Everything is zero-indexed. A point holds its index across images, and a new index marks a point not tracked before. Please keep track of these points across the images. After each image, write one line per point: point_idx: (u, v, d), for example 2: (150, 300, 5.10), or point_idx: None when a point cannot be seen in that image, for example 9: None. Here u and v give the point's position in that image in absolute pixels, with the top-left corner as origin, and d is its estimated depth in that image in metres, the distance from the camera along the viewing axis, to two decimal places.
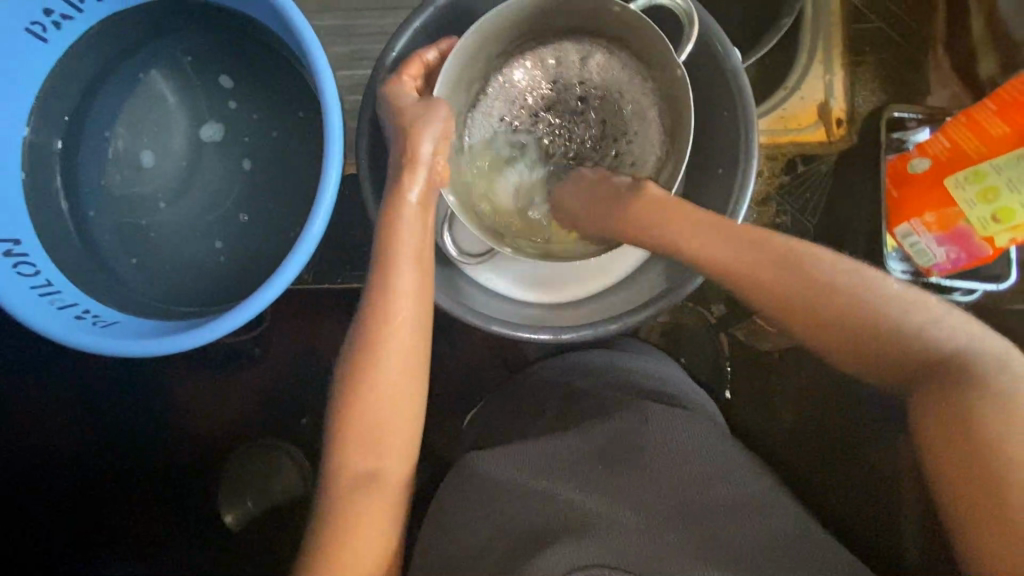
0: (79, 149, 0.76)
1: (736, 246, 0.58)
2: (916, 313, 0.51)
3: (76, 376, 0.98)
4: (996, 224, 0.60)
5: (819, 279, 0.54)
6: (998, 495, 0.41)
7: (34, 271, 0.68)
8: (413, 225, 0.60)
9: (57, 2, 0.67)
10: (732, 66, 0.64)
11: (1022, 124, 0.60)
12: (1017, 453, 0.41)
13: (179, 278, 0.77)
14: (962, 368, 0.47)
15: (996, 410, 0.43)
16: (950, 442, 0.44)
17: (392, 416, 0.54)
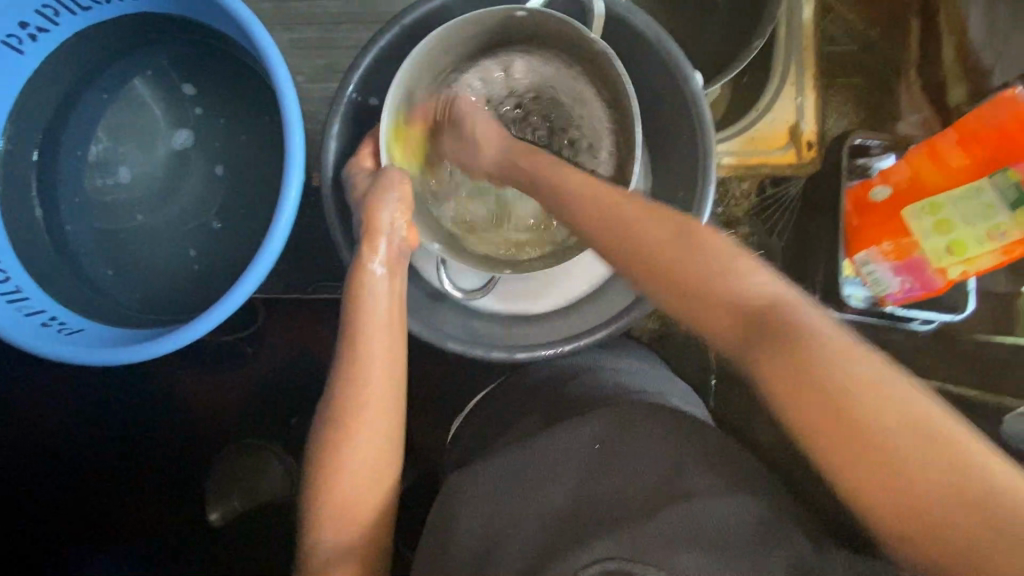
0: (55, 158, 0.77)
1: (613, 219, 0.50)
2: (782, 299, 0.42)
3: (55, 378, 0.99)
4: (950, 257, 0.59)
5: (701, 268, 0.44)
6: (916, 516, 0.36)
7: (4, 278, 0.69)
8: (381, 296, 0.59)
9: (34, 15, 0.69)
10: (693, 91, 0.65)
11: (981, 154, 0.61)
12: (934, 473, 0.36)
13: (151, 286, 0.79)
14: (817, 366, 0.39)
15: (905, 425, 0.37)
16: (849, 464, 0.38)
17: (364, 481, 0.56)
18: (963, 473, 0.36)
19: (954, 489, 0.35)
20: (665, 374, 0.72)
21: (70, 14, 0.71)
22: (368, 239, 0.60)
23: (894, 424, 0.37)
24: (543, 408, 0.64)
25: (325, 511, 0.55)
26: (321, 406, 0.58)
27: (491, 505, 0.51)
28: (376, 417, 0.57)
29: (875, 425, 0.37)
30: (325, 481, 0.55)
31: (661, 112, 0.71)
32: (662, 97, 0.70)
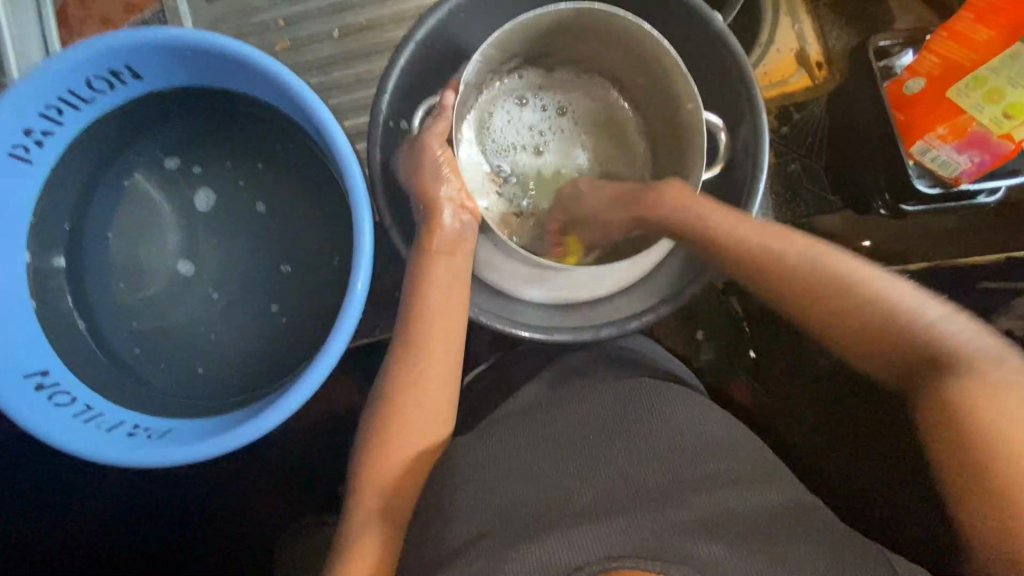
0: (82, 263, 0.73)
1: (721, 237, 0.63)
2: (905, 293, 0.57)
3: (103, 504, 0.90)
4: (1010, 121, 0.62)
5: (839, 270, 0.59)
6: (971, 470, 0.49)
7: (70, 398, 0.65)
8: (436, 283, 0.64)
9: (37, 120, 0.64)
10: (718, 29, 0.66)
11: (1007, 24, 0.61)
12: (1003, 447, 0.48)
13: (215, 369, 0.74)
14: (935, 349, 0.54)
15: (1018, 402, 0.49)
16: (938, 425, 0.52)
17: (412, 440, 0.61)
18: (1006, 452, 0.48)
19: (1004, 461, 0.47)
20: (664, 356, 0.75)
21: (72, 110, 0.66)
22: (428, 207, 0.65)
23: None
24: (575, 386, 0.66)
25: (374, 472, 0.60)
26: (377, 384, 0.64)
27: (535, 459, 0.56)
28: (432, 380, 0.63)
29: (1016, 465, 0.47)
30: (381, 442, 0.61)
31: (686, 67, 0.74)
32: (688, 48, 0.72)
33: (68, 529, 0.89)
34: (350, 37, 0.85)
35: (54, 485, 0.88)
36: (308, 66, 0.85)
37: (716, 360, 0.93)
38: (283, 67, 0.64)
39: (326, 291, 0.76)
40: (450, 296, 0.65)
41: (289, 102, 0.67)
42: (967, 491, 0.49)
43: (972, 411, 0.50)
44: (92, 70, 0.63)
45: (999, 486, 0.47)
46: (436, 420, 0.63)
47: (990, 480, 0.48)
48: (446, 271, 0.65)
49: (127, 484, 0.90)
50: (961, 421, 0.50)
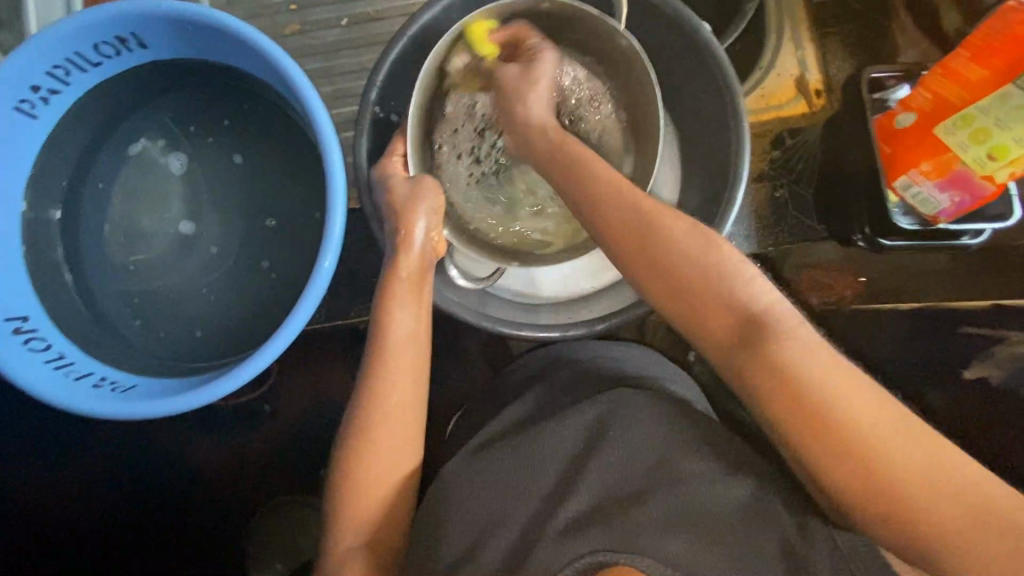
0: (77, 219, 0.76)
1: (622, 198, 0.58)
2: (745, 280, 0.51)
3: (79, 456, 0.92)
4: (993, 162, 0.60)
5: (689, 257, 0.53)
6: (876, 494, 0.44)
7: (46, 345, 0.67)
8: (402, 292, 0.63)
9: (44, 78, 0.67)
10: (704, 38, 0.67)
11: (1001, 65, 0.57)
12: (892, 441, 0.44)
13: (199, 334, 0.77)
14: (783, 343, 0.48)
15: (859, 405, 0.45)
16: (833, 453, 0.45)
17: (386, 469, 0.61)
18: (887, 457, 0.43)
19: (882, 456, 0.44)
20: (656, 360, 0.73)
21: (79, 71, 0.69)
22: (399, 241, 0.63)
23: (937, 499, 0.42)
24: (553, 389, 0.66)
25: (363, 478, 0.60)
26: (354, 395, 0.63)
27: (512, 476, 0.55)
28: (403, 403, 0.62)
29: (833, 416, 0.45)
30: (360, 444, 0.61)
31: (680, 79, 0.74)
32: (680, 62, 0.73)
33: (42, 478, 0.91)
34: (358, 26, 0.88)
35: (35, 432, 0.91)
36: (314, 50, 0.87)
37: (708, 379, 0.93)
38: (278, 47, 0.66)
39: (308, 269, 0.78)
40: (417, 304, 0.64)
41: (284, 82, 0.69)
42: (842, 478, 0.45)
43: (817, 369, 0.46)
44: (100, 35, 0.66)
45: (852, 448, 0.44)
46: (410, 443, 0.63)
47: (885, 484, 0.43)
48: (413, 294, 0.64)
49: (106, 441, 0.92)
50: (799, 391, 0.46)
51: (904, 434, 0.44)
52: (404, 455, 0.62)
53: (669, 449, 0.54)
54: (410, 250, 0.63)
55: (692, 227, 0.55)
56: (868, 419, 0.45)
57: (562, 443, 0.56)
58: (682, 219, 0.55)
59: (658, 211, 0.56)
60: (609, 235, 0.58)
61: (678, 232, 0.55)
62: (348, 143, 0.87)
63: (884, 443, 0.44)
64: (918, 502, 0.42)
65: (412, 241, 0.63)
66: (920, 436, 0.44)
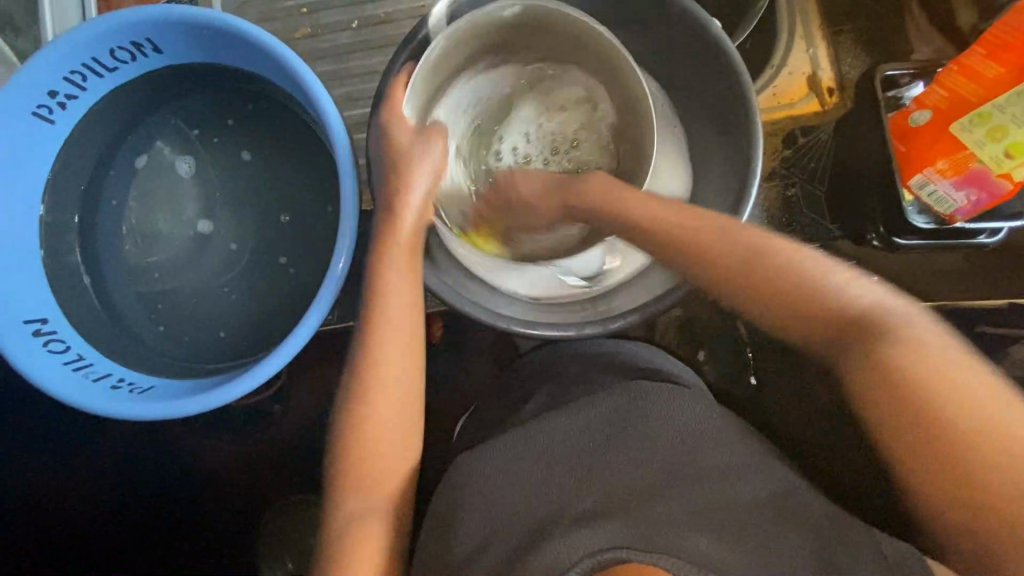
0: (94, 222, 0.77)
1: (681, 212, 0.61)
2: (828, 281, 0.54)
3: (95, 456, 0.93)
4: (1011, 160, 0.60)
5: (764, 264, 0.56)
6: (960, 480, 0.47)
7: (65, 347, 0.68)
8: (395, 283, 0.64)
9: (62, 83, 0.68)
10: (716, 36, 0.67)
11: (1016, 62, 0.57)
12: (981, 429, 0.46)
13: (222, 334, 0.77)
14: (876, 339, 0.51)
15: (942, 396, 0.48)
16: (916, 444, 0.48)
17: (384, 439, 0.62)
18: (991, 444, 0.46)
19: (971, 444, 0.46)
20: (668, 358, 0.73)
21: (96, 76, 0.70)
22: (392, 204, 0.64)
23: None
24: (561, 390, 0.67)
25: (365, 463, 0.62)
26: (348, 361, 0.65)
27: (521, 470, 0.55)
28: (400, 370, 0.63)
29: (978, 408, 0.47)
30: (357, 433, 0.62)
31: (692, 78, 0.73)
32: (691, 60, 0.72)
33: (59, 477, 0.92)
34: (368, 29, 0.88)
35: (52, 432, 0.92)
36: (324, 53, 0.88)
37: (719, 378, 0.92)
38: (290, 50, 0.67)
39: (320, 270, 0.78)
40: (409, 294, 0.65)
41: (296, 85, 0.70)
42: (933, 467, 0.48)
43: (933, 363, 0.49)
44: (116, 40, 0.67)
45: (946, 437, 0.47)
46: (408, 408, 0.64)
47: (980, 469, 0.46)
48: (409, 257, 0.65)
49: (123, 440, 0.94)
50: (894, 386, 0.49)
51: (993, 418, 0.46)
52: (404, 441, 0.64)
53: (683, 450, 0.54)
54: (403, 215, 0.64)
55: (764, 235, 0.58)
56: (977, 413, 0.47)
57: (573, 441, 0.56)
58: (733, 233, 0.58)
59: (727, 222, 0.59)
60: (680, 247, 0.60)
61: (764, 236, 0.58)
62: (358, 145, 0.88)
63: (969, 438, 0.46)
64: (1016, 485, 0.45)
65: (407, 207, 0.65)
66: (1010, 420, 0.46)
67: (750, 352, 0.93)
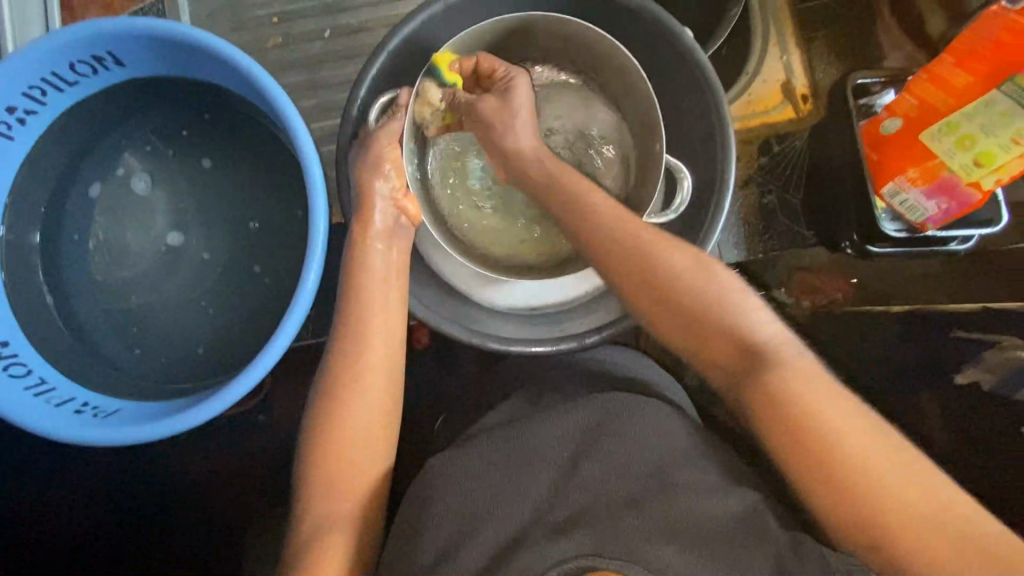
0: (57, 240, 0.75)
1: (602, 225, 0.60)
2: (741, 305, 0.53)
3: (64, 477, 0.91)
4: (980, 169, 0.60)
5: (683, 283, 0.54)
6: (848, 508, 0.45)
7: (25, 371, 0.66)
8: (375, 275, 0.63)
9: (19, 98, 0.66)
10: (687, 45, 0.66)
11: (985, 72, 0.58)
12: (870, 468, 0.45)
13: (200, 351, 0.76)
14: (771, 363, 0.50)
15: (835, 425, 0.46)
16: (805, 471, 0.47)
17: (361, 461, 0.59)
18: (870, 478, 0.45)
19: (858, 477, 0.45)
20: (646, 365, 0.73)
21: (56, 91, 0.68)
22: (363, 214, 0.64)
23: (902, 518, 0.43)
24: (534, 399, 0.65)
25: (334, 486, 0.57)
26: (316, 384, 0.61)
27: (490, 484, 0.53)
28: (376, 391, 0.60)
29: (863, 450, 0.45)
30: (327, 436, 0.58)
31: (666, 87, 0.73)
32: (668, 70, 0.71)
33: (26, 500, 0.90)
34: (341, 39, 0.87)
35: (20, 454, 0.89)
36: (297, 63, 0.87)
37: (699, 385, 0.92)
38: (256, 62, 0.65)
39: (292, 286, 0.77)
40: (391, 292, 0.63)
41: (263, 97, 0.68)
42: (823, 497, 0.46)
43: (823, 398, 0.48)
44: (76, 54, 0.65)
45: (830, 469, 0.46)
46: (387, 429, 0.61)
47: (858, 505, 0.45)
48: (384, 276, 0.63)
49: (92, 459, 0.91)
50: (783, 411, 0.48)
51: (881, 459, 0.45)
52: (376, 451, 0.60)
53: (657, 465, 0.53)
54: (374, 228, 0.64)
55: (693, 257, 0.56)
56: (852, 443, 0.46)
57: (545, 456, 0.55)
58: (685, 247, 0.57)
59: (658, 236, 0.58)
60: (609, 259, 0.59)
61: (684, 253, 0.57)
62: (332, 156, 0.86)
63: (848, 464, 0.45)
64: (893, 522, 0.44)
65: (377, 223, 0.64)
66: (906, 465, 0.45)
67: None
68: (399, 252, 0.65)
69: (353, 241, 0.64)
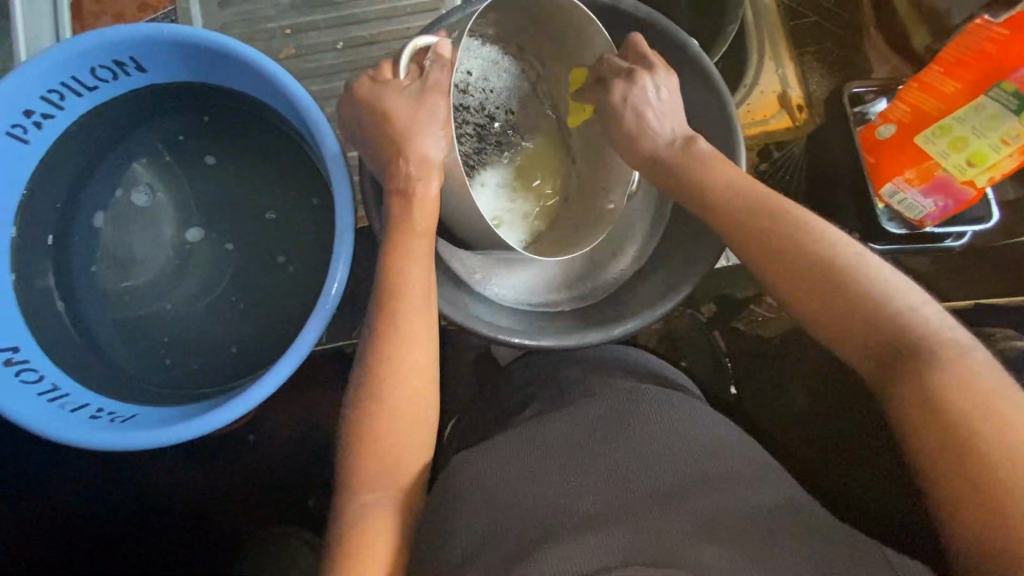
0: (68, 244, 0.74)
1: (733, 177, 0.61)
2: (867, 263, 0.52)
3: (61, 492, 0.87)
4: (973, 168, 0.64)
5: (813, 238, 0.54)
6: (965, 463, 0.41)
7: (38, 376, 0.65)
8: (412, 284, 0.61)
9: (39, 102, 0.66)
10: (694, 52, 0.70)
11: (971, 79, 0.62)
12: (1004, 430, 0.41)
13: (233, 349, 0.75)
14: (892, 321, 0.49)
15: (966, 386, 0.43)
16: (926, 422, 0.44)
17: (395, 465, 0.58)
18: (1004, 438, 0.41)
19: (987, 436, 0.41)
20: (657, 367, 0.73)
21: (75, 96, 0.68)
22: (398, 227, 0.62)
23: None
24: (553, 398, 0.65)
25: (369, 488, 0.57)
26: (349, 395, 0.61)
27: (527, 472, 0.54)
28: (412, 396, 0.60)
29: (996, 411, 0.42)
30: (362, 435, 0.58)
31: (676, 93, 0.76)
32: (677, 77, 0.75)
33: (21, 516, 0.86)
34: (354, 50, 0.89)
35: (16, 468, 0.86)
36: (311, 73, 0.88)
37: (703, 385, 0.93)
38: (279, 66, 0.66)
39: (309, 289, 0.77)
40: (424, 302, 0.62)
41: (286, 101, 0.69)
42: (941, 454, 0.42)
43: (956, 362, 0.45)
44: (97, 58, 0.66)
45: (955, 420, 0.42)
46: (422, 435, 0.61)
47: (982, 461, 0.40)
48: (420, 285, 0.62)
49: (90, 474, 0.88)
50: (915, 366, 0.46)
51: (1022, 424, 0.41)
52: (410, 450, 0.60)
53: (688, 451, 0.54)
54: (416, 235, 0.62)
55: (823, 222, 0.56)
56: (989, 403, 0.42)
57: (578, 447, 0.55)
58: (799, 214, 0.56)
59: (776, 194, 0.59)
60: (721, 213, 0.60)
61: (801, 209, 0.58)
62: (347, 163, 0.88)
63: (986, 429, 0.41)
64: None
65: (419, 229, 0.62)
66: None
67: (728, 362, 0.94)
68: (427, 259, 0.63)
69: (391, 247, 0.62)
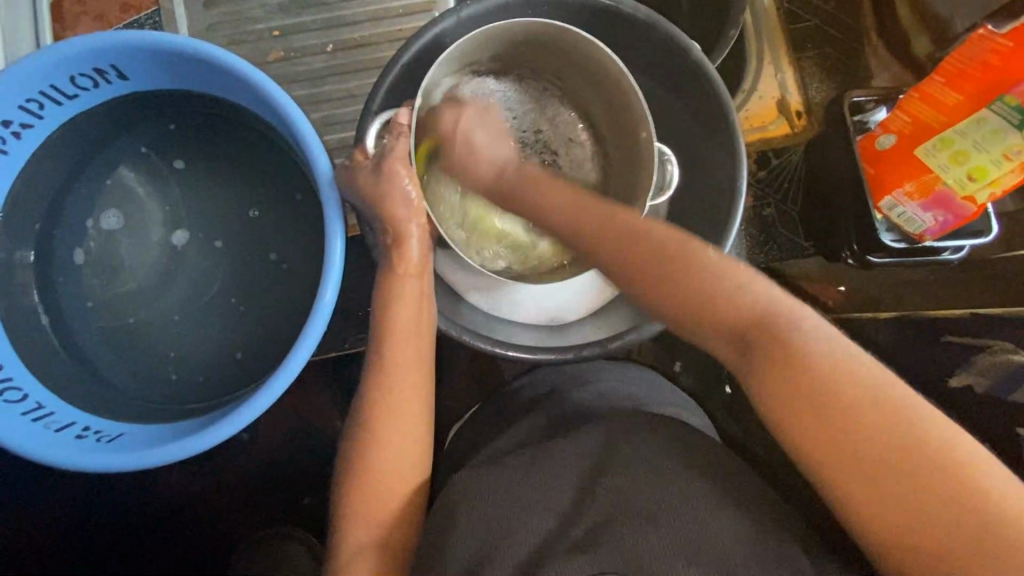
0: (51, 256, 0.72)
1: (611, 232, 0.55)
2: (750, 290, 0.48)
3: (49, 504, 0.86)
4: (973, 183, 0.63)
5: (701, 282, 0.49)
6: (879, 502, 0.41)
7: (22, 395, 0.63)
8: (410, 303, 0.62)
9: (17, 113, 0.64)
10: (696, 58, 0.68)
11: (973, 91, 0.62)
12: (914, 463, 0.40)
13: (233, 358, 0.74)
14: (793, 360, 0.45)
15: (862, 412, 0.42)
16: (830, 454, 0.43)
17: (388, 487, 0.57)
18: (911, 461, 0.40)
19: (885, 446, 0.41)
20: (658, 383, 0.73)
21: (54, 104, 0.66)
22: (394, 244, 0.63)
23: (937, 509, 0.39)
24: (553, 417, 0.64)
25: (363, 508, 0.56)
26: (354, 410, 0.61)
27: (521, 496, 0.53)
28: (409, 415, 0.60)
29: (901, 437, 0.41)
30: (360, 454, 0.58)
31: (675, 100, 0.75)
32: (677, 84, 0.73)
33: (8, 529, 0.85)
34: (344, 52, 0.86)
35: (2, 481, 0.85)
36: (299, 76, 0.86)
37: (695, 387, 0.94)
38: (264, 75, 0.64)
39: (300, 301, 0.75)
40: (423, 318, 0.63)
41: (273, 112, 0.67)
42: (861, 502, 0.41)
43: (859, 394, 0.42)
44: (77, 67, 0.63)
45: (863, 455, 0.41)
46: (420, 455, 0.60)
47: (898, 510, 0.40)
48: (414, 305, 0.62)
49: (77, 486, 0.86)
50: (829, 427, 0.43)
51: (925, 447, 0.40)
52: (417, 457, 0.60)
53: None
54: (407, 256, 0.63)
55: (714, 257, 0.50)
56: (881, 423, 0.41)
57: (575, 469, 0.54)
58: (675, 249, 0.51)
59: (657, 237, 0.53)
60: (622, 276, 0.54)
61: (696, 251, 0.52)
62: None
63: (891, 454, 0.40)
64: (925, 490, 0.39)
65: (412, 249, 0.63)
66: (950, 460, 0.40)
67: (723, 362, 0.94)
68: (425, 278, 0.64)
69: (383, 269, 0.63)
